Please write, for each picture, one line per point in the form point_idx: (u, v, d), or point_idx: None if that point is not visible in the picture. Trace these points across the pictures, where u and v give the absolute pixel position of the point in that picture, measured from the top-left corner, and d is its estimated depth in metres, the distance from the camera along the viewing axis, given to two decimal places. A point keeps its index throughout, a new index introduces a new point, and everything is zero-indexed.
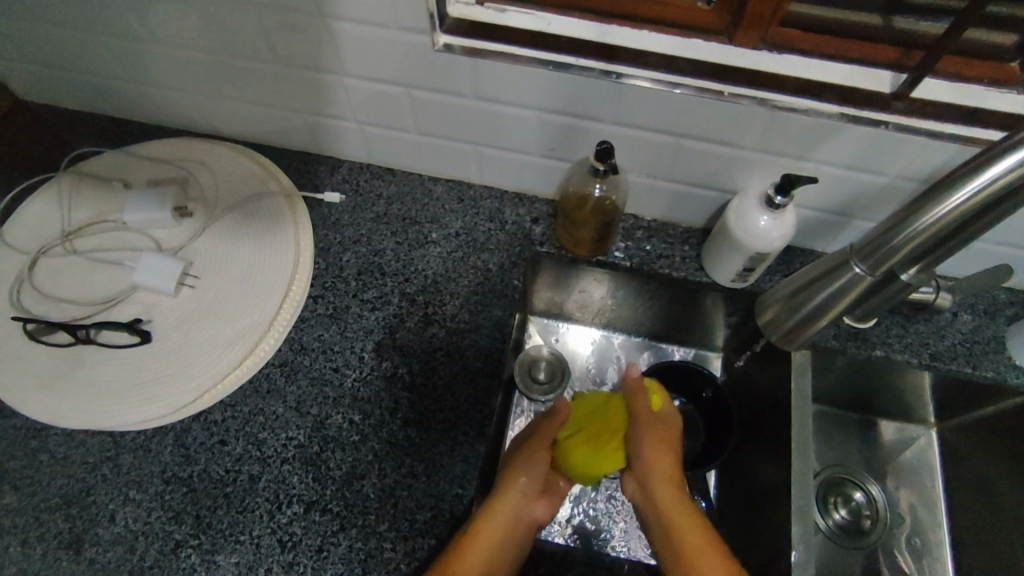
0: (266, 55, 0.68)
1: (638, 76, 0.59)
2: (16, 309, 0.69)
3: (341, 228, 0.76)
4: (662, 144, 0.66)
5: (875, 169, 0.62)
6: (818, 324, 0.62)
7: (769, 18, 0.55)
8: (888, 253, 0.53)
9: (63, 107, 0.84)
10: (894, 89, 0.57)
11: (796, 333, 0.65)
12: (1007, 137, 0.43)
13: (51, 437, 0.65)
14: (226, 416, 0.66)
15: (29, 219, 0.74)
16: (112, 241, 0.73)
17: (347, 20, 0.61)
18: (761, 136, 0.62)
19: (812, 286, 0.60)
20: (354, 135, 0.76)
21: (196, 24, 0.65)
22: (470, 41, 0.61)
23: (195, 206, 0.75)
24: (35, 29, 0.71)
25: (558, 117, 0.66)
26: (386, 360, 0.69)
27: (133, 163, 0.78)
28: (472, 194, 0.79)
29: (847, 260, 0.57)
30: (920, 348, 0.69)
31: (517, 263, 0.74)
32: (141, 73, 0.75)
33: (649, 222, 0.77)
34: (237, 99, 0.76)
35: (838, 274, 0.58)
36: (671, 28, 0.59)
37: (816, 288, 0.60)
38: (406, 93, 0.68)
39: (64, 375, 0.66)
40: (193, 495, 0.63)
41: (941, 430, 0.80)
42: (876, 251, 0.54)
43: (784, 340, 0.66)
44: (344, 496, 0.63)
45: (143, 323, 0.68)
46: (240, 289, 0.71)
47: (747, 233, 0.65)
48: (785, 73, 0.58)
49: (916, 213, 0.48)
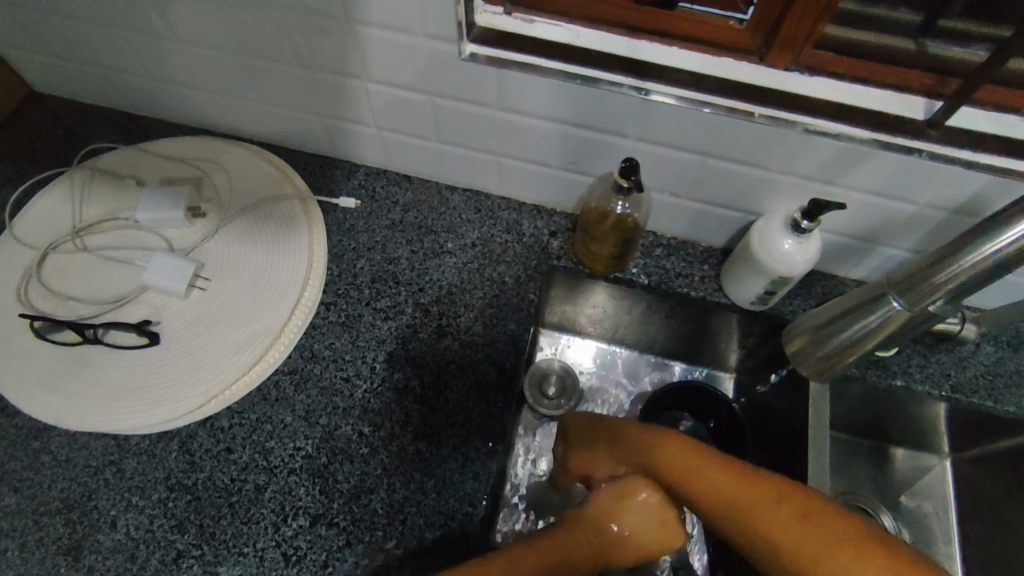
0: (287, 56, 0.67)
1: (667, 93, 0.58)
2: (23, 306, 0.67)
3: (356, 235, 0.75)
4: (688, 163, 0.65)
5: (904, 197, 0.61)
6: (849, 356, 0.60)
7: (804, 40, 0.55)
8: (926, 287, 0.52)
9: (78, 101, 0.83)
10: (928, 116, 0.56)
11: (825, 365, 0.63)
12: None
13: (53, 438, 0.64)
14: (233, 423, 0.65)
15: (40, 213, 0.73)
16: (123, 240, 0.71)
17: (373, 25, 0.59)
18: (790, 159, 0.61)
19: (844, 318, 0.59)
20: (372, 140, 0.75)
21: (218, 23, 0.64)
22: (496, 52, 0.60)
23: (208, 206, 0.74)
24: (53, 21, 0.71)
25: (582, 131, 0.65)
26: (398, 371, 0.68)
27: (147, 161, 0.77)
28: (490, 205, 0.78)
29: (883, 292, 0.56)
30: (942, 379, 0.68)
31: (534, 277, 0.73)
32: (159, 69, 0.74)
33: (668, 240, 0.76)
34: (254, 99, 0.74)
35: (871, 308, 0.57)
36: (702, 46, 0.58)
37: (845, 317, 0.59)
38: (428, 101, 0.67)
39: (69, 375, 0.65)
40: (197, 504, 0.61)
41: (956, 461, 0.79)
42: (916, 285, 0.53)
43: (811, 371, 0.64)
44: (351, 509, 0.61)
45: (152, 325, 0.67)
46: (252, 293, 0.70)
47: (770, 256, 0.64)
48: (817, 96, 0.57)
49: (961, 251, 0.48)
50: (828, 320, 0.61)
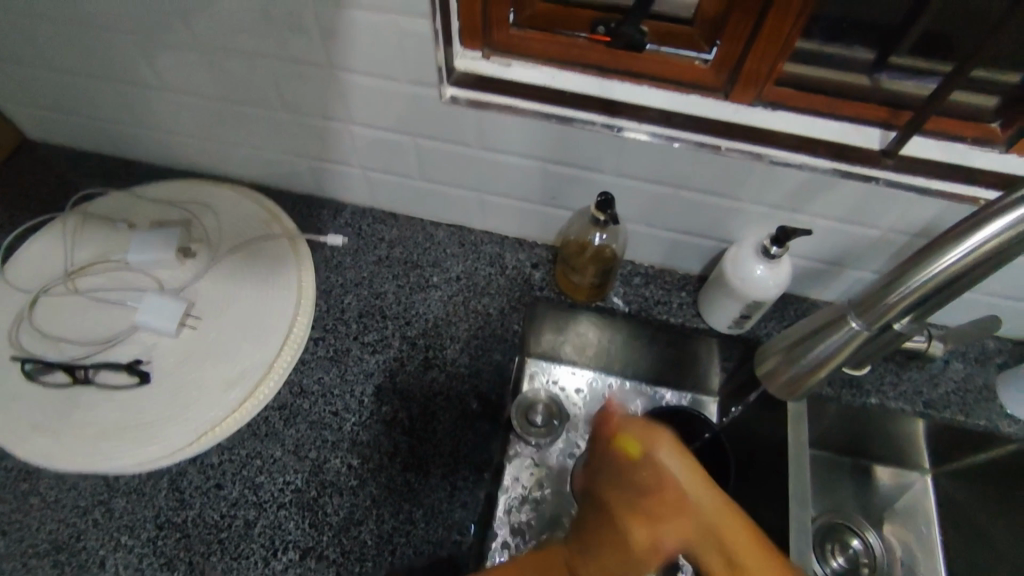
0: (275, 102, 0.69)
1: (638, 130, 0.62)
2: (13, 348, 0.68)
3: (343, 271, 0.77)
4: (661, 195, 0.68)
5: (866, 223, 0.64)
6: (820, 373, 0.63)
7: (763, 77, 0.58)
8: (884, 308, 0.54)
9: (71, 148, 0.85)
10: (884, 145, 0.60)
11: (797, 384, 0.65)
12: (1002, 197, 0.44)
13: (42, 480, 0.64)
14: (222, 459, 0.65)
15: (32, 258, 0.75)
16: (115, 281, 0.73)
17: (357, 72, 0.63)
18: (757, 189, 0.64)
19: (810, 338, 0.61)
20: (358, 180, 0.78)
21: (209, 71, 0.67)
22: (476, 94, 0.63)
23: (198, 246, 0.76)
24: (48, 73, 0.73)
25: (559, 167, 0.68)
26: (386, 404, 0.69)
27: (138, 204, 0.79)
28: (473, 238, 0.80)
29: (845, 315, 0.58)
30: (914, 397, 0.71)
31: (517, 307, 0.75)
32: (151, 117, 0.76)
33: (647, 268, 0.79)
34: (244, 143, 0.77)
35: (836, 328, 0.59)
36: (670, 84, 0.62)
37: (812, 339, 0.61)
38: (411, 141, 0.70)
39: (58, 416, 0.65)
40: (186, 541, 0.61)
41: (937, 476, 0.81)
42: (875, 306, 0.55)
43: (784, 390, 0.67)
44: (341, 542, 0.62)
45: (142, 364, 0.68)
46: (241, 330, 0.71)
47: (744, 282, 0.67)
48: (779, 129, 0.60)
49: (917, 267, 0.49)
50: (797, 340, 0.64)
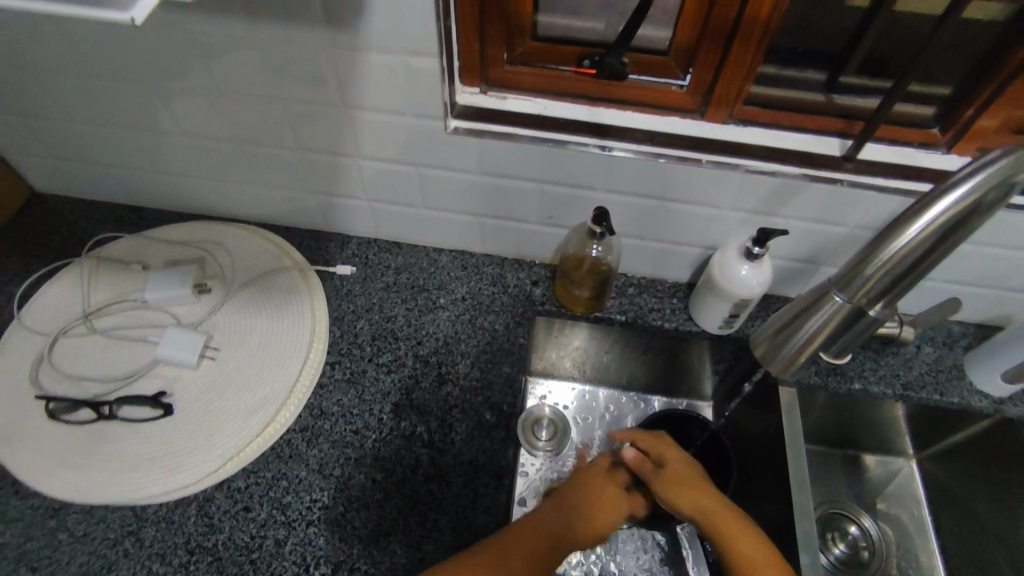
0: (288, 142, 0.75)
1: (626, 149, 0.68)
2: (36, 389, 0.70)
3: (354, 298, 0.81)
4: (649, 208, 0.75)
5: (835, 221, 0.71)
6: (813, 347, 0.69)
7: (733, 97, 0.66)
8: (862, 280, 0.59)
9: (80, 198, 0.89)
10: (843, 152, 0.67)
11: (790, 362, 0.72)
12: (948, 179, 0.50)
13: (69, 515, 0.65)
14: (249, 482, 0.67)
15: (49, 303, 0.77)
16: (133, 320, 0.75)
17: (368, 110, 0.68)
18: (736, 197, 0.71)
19: (800, 317, 0.67)
20: (364, 212, 0.83)
21: (226, 116, 0.72)
22: (476, 124, 0.69)
23: (213, 282, 0.79)
24: (66, 126, 0.77)
25: (555, 188, 0.74)
26: (404, 420, 0.72)
27: (151, 246, 0.82)
28: (475, 262, 0.85)
29: (828, 290, 0.64)
30: (893, 379, 0.77)
31: (521, 322, 0.80)
32: (164, 162, 0.80)
33: (638, 279, 0.85)
34: (254, 184, 0.82)
35: (821, 304, 0.64)
36: (652, 108, 0.69)
37: (802, 314, 0.67)
38: (416, 171, 0.75)
39: (85, 451, 0.67)
40: (219, 564, 0.63)
41: (920, 459, 0.86)
42: (852, 281, 0.60)
43: (779, 369, 0.73)
44: (371, 553, 0.63)
45: (165, 396, 0.70)
46: (260, 358, 0.74)
47: (731, 282, 0.73)
48: (751, 142, 0.67)
49: (885, 242, 0.55)
50: (786, 322, 0.70)
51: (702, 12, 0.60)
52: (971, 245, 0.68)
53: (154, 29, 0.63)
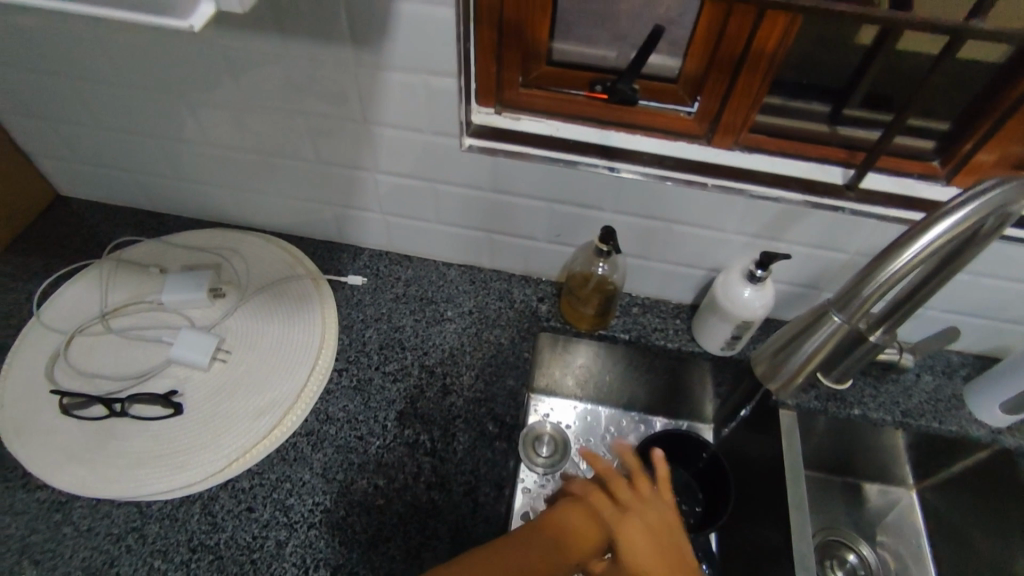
0: (308, 155, 0.77)
1: (634, 170, 0.71)
2: (50, 383, 0.72)
3: (364, 308, 0.83)
4: (655, 230, 0.77)
5: (836, 247, 0.73)
6: (810, 367, 0.70)
7: (739, 125, 0.68)
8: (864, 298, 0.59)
9: (103, 203, 0.92)
10: (846, 181, 0.69)
11: (788, 381, 0.73)
12: (949, 201, 0.52)
13: (75, 509, 0.66)
14: (253, 483, 0.68)
15: (68, 301, 0.79)
16: (149, 321, 0.77)
17: (386, 125, 0.71)
18: (739, 221, 0.73)
19: (798, 338, 0.68)
20: (378, 225, 0.85)
21: (250, 128, 0.75)
22: (490, 143, 0.72)
23: (228, 287, 0.81)
24: (95, 133, 0.80)
25: (564, 207, 0.77)
26: (408, 427, 0.73)
27: (169, 250, 0.84)
28: (483, 277, 0.87)
29: (827, 310, 0.64)
30: (892, 406, 0.77)
31: (526, 337, 0.82)
32: (187, 170, 0.83)
33: (642, 299, 0.86)
34: (272, 194, 0.84)
35: (821, 322, 0.65)
36: (661, 133, 0.71)
37: (803, 331, 0.68)
38: (430, 187, 0.78)
39: (95, 446, 0.68)
40: (220, 563, 0.63)
41: (920, 490, 0.87)
42: (852, 300, 0.60)
43: (779, 389, 0.74)
44: (370, 558, 0.64)
45: (176, 396, 0.72)
46: (270, 362, 0.75)
47: (733, 303, 0.74)
48: (756, 169, 0.70)
49: (890, 258, 0.54)
50: (783, 344, 0.71)
51: (711, 43, 0.63)
52: (969, 276, 0.70)
53: (188, 43, 0.66)
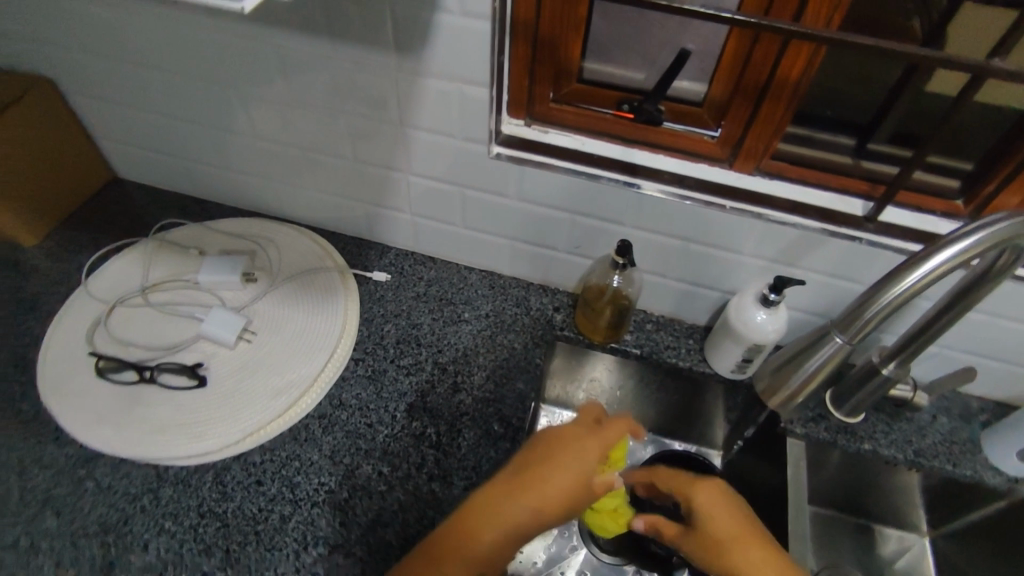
0: (345, 153, 0.82)
1: (654, 188, 0.73)
2: (89, 347, 0.77)
3: (385, 303, 0.86)
4: (673, 248, 0.78)
5: (854, 278, 0.73)
6: (810, 386, 0.70)
7: (761, 150, 0.70)
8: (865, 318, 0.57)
9: (154, 188, 0.98)
10: (865, 213, 0.70)
11: (789, 397, 0.73)
12: (954, 231, 0.51)
13: (98, 467, 0.70)
14: (264, 458, 0.71)
15: (113, 274, 0.85)
16: (184, 298, 0.82)
17: (420, 129, 0.75)
18: (756, 245, 0.74)
19: (801, 356, 0.69)
20: (405, 225, 0.89)
21: (293, 124, 0.80)
22: (517, 152, 0.75)
23: (260, 273, 0.85)
24: (154, 121, 0.87)
25: (585, 220, 0.79)
26: (416, 420, 0.75)
27: (210, 235, 0.90)
28: (502, 283, 0.90)
29: (828, 331, 0.64)
30: (904, 444, 0.76)
31: (539, 344, 0.84)
32: (233, 161, 0.89)
33: (657, 317, 0.87)
34: (309, 189, 0.89)
35: (823, 341, 0.65)
36: (683, 154, 0.73)
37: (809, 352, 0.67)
38: (457, 191, 0.81)
39: (122, 408, 0.72)
40: (225, 530, 0.66)
41: (933, 538, 0.84)
42: (854, 322, 0.59)
43: (777, 404, 0.75)
44: (368, 541, 0.66)
45: (201, 369, 0.76)
46: (291, 345, 0.79)
47: (746, 326, 0.75)
48: (775, 195, 0.71)
49: (890, 278, 0.52)
50: (785, 361, 0.72)
51: (738, 69, 0.65)
52: (989, 317, 0.69)
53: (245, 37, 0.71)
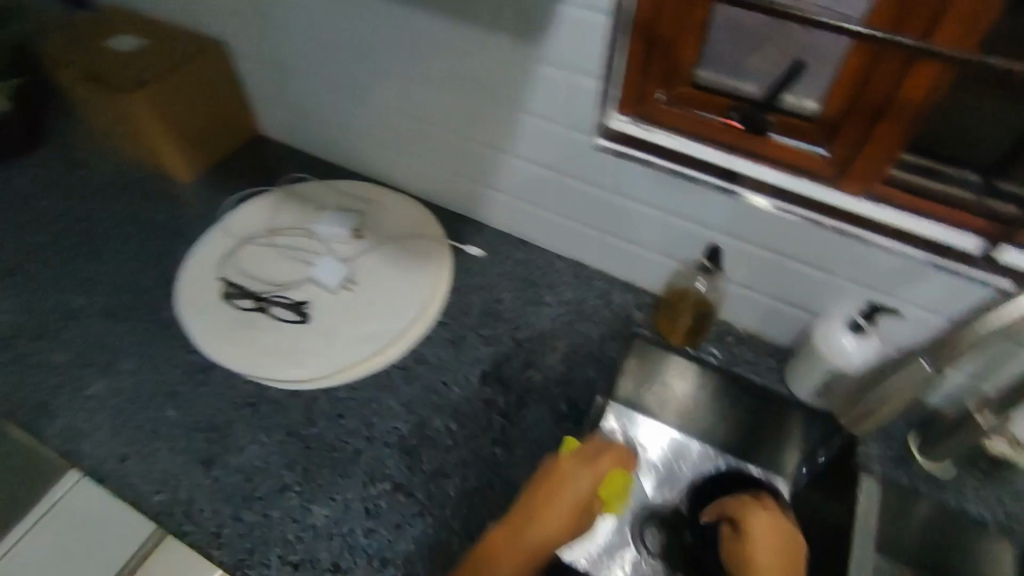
0: (458, 131, 0.87)
1: (753, 197, 0.73)
2: (219, 274, 0.88)
3: (474, 276, 0.91)
4: (764, 262, 0.78)
5: (956, 317, 0.70)
6: (886, 411, 0.73)
7: (872, 171, 0.67)
8: None
9: (289, 146, 1.09)
10: (979, 251, 0.65)
11: (864, 419, 0.75)
12: None
13: (211, 377, 0.80)
14: (348, 396, 0.78)
15: (246, 215, 0.96)
16: (300, 244, 0.92)
17: (530, 114, 0.80)
18: (853, 269, 0.73)
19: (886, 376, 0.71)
20: (504, 207, 0.93)
21: (416, 98, 0.87)
22: (620, 147, 0.77)
23: (368, 232, 0.93)
24: (298, 85, 0.97)
25: (679, 221, 0.80)
26: (488, 387, 0.80)
27: (330, 193, 0.99)
28: (587, 274, 0.92)
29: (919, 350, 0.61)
30: (997, 505, 0.72)
31: (615, 337, 0.86)
32: (360, 128, 0.97)
33: (739, 331, 0.87)
34: (421, 162, 0.95)
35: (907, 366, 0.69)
36: (789, 168, 0.72)
37: (881, 385, 0.71)
38: (557, 179, 0.85)
39: (236, 330, 0.82)
40: (307, 451, 0.73)
41: None
42: None
43: (853, 424, 0.76)
44: (429, 486, 0.71)
45: (305, 308, 0.85)
46: (385, 300, 0.86)
47: (831, 349, 0.73)
48: (882, 220, 0.68)
49: None
50: (868, 382, 0.73)
51: (858, 84, 0.64)
52: None
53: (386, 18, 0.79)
